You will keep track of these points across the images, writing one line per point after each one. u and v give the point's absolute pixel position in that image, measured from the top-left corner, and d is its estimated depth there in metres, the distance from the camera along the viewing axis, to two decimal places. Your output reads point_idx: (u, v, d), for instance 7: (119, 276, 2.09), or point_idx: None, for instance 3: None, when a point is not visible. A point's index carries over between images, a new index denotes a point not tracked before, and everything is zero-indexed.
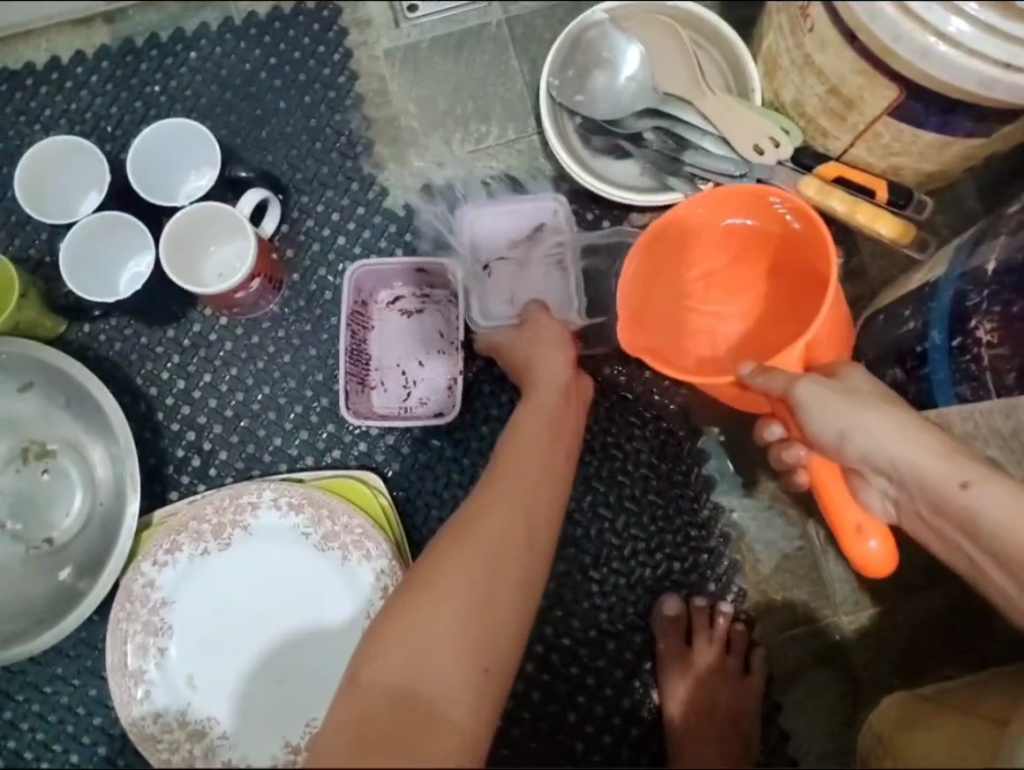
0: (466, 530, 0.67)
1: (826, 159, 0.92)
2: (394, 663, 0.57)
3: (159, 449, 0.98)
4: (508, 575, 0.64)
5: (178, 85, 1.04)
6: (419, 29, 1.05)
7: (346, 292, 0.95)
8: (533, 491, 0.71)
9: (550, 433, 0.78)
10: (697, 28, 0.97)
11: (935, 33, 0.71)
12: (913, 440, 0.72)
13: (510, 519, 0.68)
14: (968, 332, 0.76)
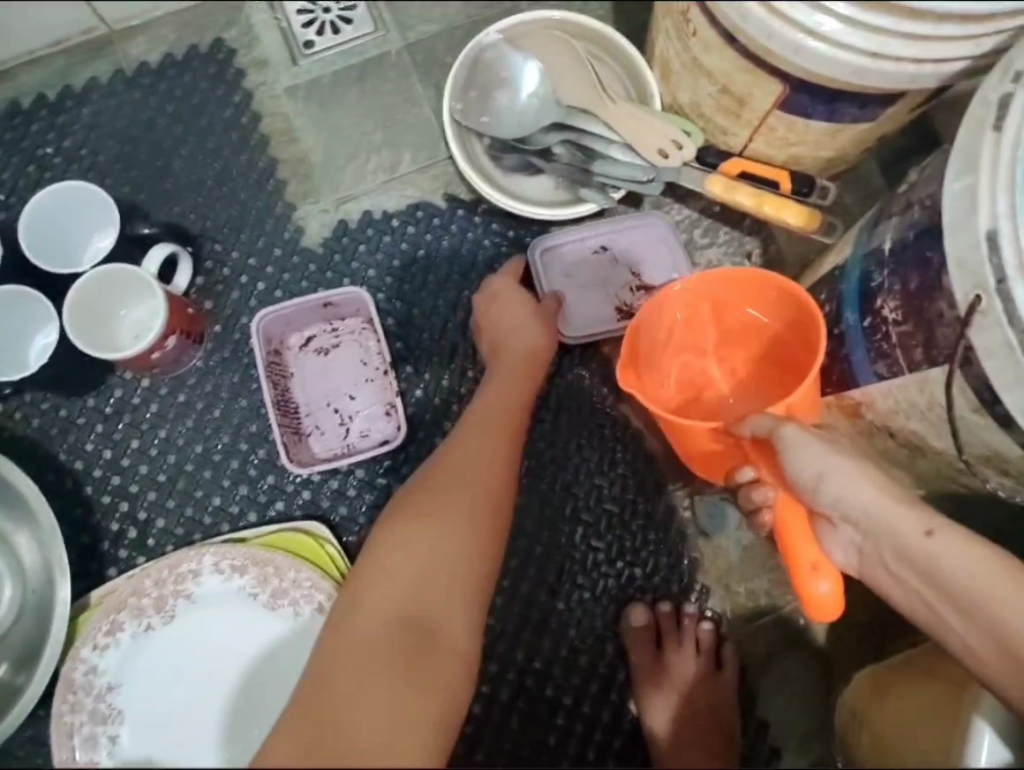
0: (452, 477, 0.71)
1: (729, 155, 0.93)
2: (400, 590, 0.60)
3: (93, 525, 0.94)
4: (493, 511, 0.69)
5: (73, 143, 1.00)
6: (319, 64, 1.04)
7: (256, 344, 0.92)
8: (505, 447, 0.76)
9: (513, 398, 0.83)
10: (590, 41, 0.98)
11: (804, 31, 0.73)
12: (883, 491, 0.74)
13: (486, 466, 0.73)
14: (876, 311, 0.77)
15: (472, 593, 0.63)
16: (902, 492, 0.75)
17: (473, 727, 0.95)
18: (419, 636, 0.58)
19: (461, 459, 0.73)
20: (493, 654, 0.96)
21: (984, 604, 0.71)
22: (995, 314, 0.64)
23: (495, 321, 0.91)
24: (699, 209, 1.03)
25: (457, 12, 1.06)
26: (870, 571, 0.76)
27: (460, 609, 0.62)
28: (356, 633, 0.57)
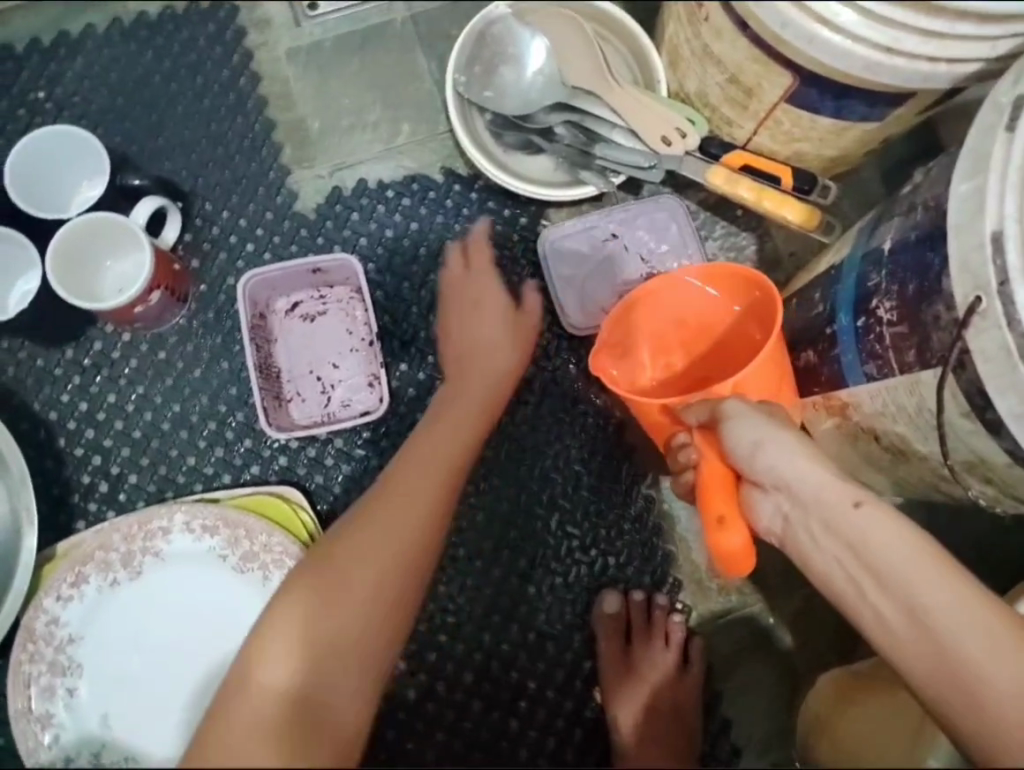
0: (383, 514, 0.65)
1: (732, 146, 0.92)
2: (297, 664, 0.56)
3: (63, 476, 0.92)
4: (414, 562, 0.63)
5: (65, 91, 0.98)
6: (321, 28, 1.02)
7: (241, 306, 0.91)
8: (445, 481, 0.70)
9: (465, 420, 0.76)
10: (601, 24, 0.97)
11: (821, 20, 0.72)
12: (820, 464, 0.73)
13: (418, 502, 0.66)
14: (870, 312, 0.77)
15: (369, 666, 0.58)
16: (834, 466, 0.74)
17: (435, 706, 0.95)
18: (307, 721, 0.53)
19: (397, 489, 0.68)
20: (460, 635, 0.96)
21: (907, 587, 0.68)
22: (994, 317, 0.64)
23: (461, 329, 0.84)
24: (698, 202, 1.02)
25: None
26: (797, 541, 0.74)
27: (354, 690, 0.57)
28: (243, 716, 0.52)
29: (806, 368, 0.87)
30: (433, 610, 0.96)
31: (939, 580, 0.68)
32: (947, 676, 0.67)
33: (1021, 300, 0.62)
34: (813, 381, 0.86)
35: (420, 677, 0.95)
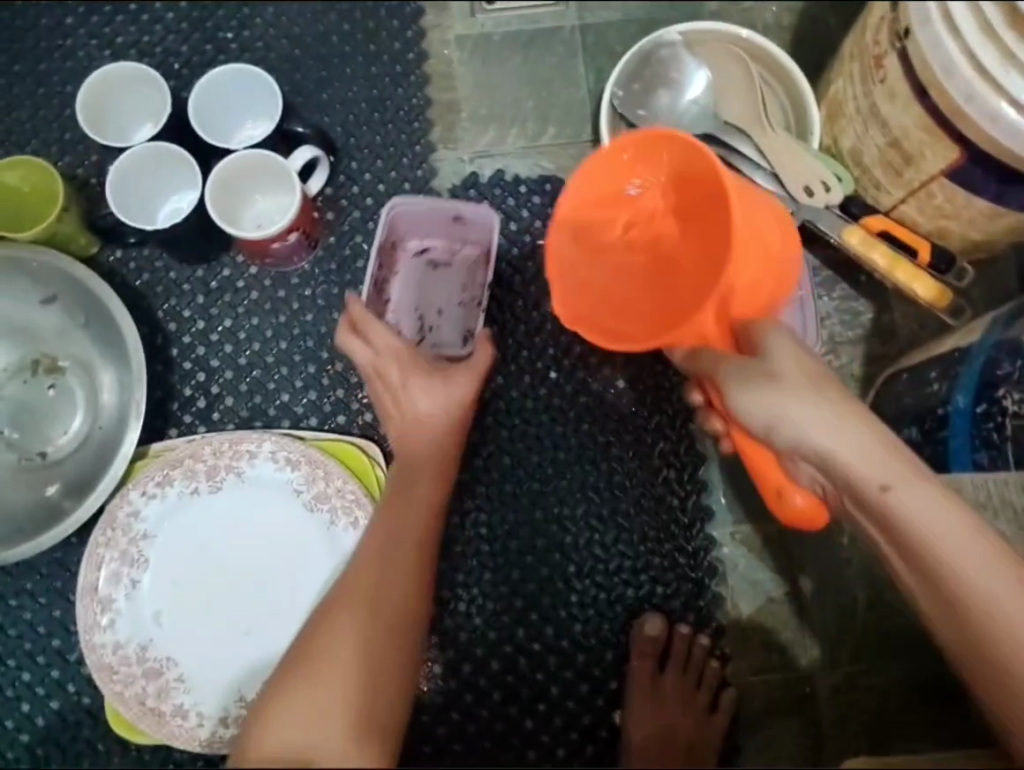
0: (360, 603, 0.65)
1: (874, 211, 0.91)
2: (295, 731, 0.55)
3: (167, 384, 0.98)
4: (396, 633, 0.65)
5: (251, 35, 1.05)
6: (494, 21, 1.07)
7: (380, 229, 0.95)
8: (412, 555, 0.72)
9: (422, 491, 0.78)
10: (765, 65, 0.97)
11: (1008, 99, 0.70)
12: (842, 429, 0.64)
13: (397, 593, 0.67)
14: (994, 400, 0.79)
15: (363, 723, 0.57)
16: (867, 428, 0.64)
17: (456, 686, 0.96)
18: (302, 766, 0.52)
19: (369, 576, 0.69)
20: (495, 624, 0.97)
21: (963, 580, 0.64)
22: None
23: (405, 405, 0.83)
24: (822, 258, 1.01)
25: (640, 6, 1.07)
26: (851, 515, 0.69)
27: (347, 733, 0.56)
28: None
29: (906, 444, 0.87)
30: (475, 594, 0.98)
31: (983, 557, 0.63)
32: (1002, 666, 0.65)
33: None
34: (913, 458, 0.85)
35: (448, 655, 0.97)
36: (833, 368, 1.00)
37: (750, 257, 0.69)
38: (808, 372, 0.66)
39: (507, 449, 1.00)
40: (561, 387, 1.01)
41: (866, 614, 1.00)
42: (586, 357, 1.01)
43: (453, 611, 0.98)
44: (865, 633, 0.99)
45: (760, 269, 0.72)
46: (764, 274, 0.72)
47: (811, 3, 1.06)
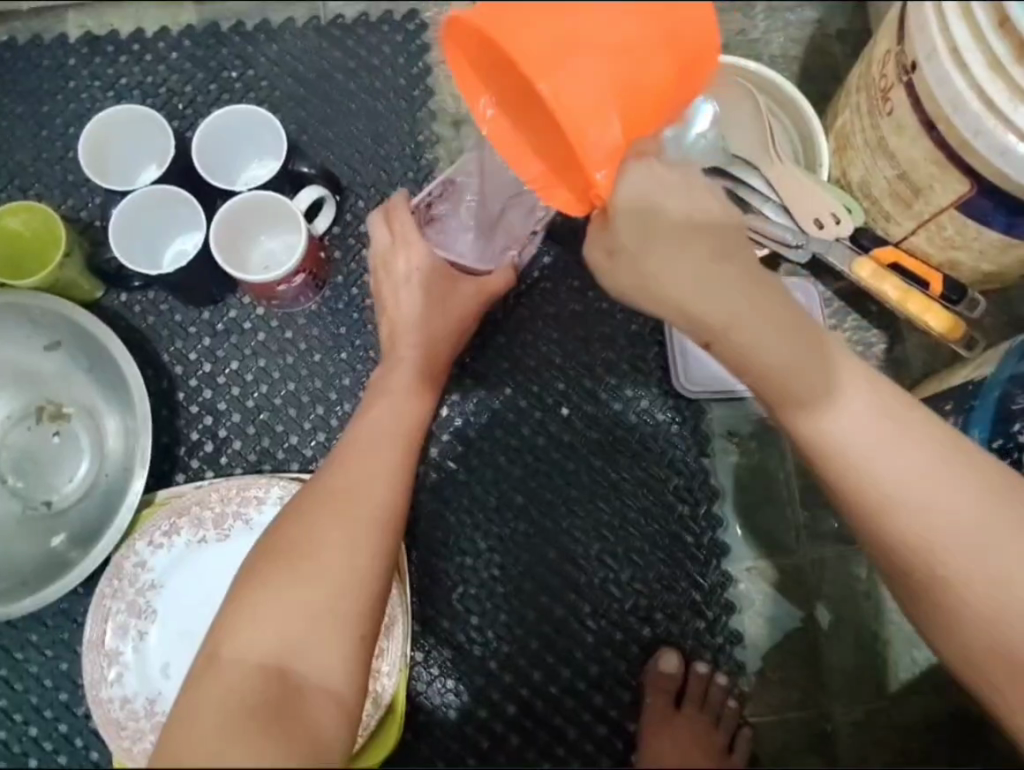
0: (333, 506, 0.68)
1: (885, 242, 0.89)
2: (268, 631, 0.59)
3: (174, 429, 0.97)
4: (377, 530, 0.68)
5: (255, 73, 1.05)
6: None
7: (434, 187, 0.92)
8: (387, 463, 0.74)
9: (397, 410, 0.80)
10: (773, 96, 0.96)
11: (1016, 132, 0.68)
12: (667, 281, 0.61)
13: (370, 487, 0.71)
14: (1011, 436, 0.79)
15: (345, 618, 0.61)
16: (695, 272, 0.61)
17: (471, 730, 0.95)
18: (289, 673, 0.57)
19: (346, 481, 0.71)
20: (511, 666, 0.96)
21: (872, 453, 0.64)
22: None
23: (396, 314, 0.87)
24: (833, 289, 1.00)
25: None
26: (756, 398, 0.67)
27: (336, 630, 0.60)
28: (213, 691, 0.55)
29: None
30: (489, 636, 0.96)
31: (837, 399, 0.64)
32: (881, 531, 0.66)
33: None
34: None
35: (462, 698, 0.95)
36: None
37: (591, 126, 0.53)
38: (654, 217, 0.60)
39: (519, 487, 0.99)
40: (571, 423, 1.00)
41: (886, 648, 0.98)
42: (597, 391, 1.00)
43: (467, 652, 0.96)
44: (885, 669, 0.98)
45: (634, 103, 0.53)
46: (640, 99, 0.53)
47: (816, 34, 1.07)
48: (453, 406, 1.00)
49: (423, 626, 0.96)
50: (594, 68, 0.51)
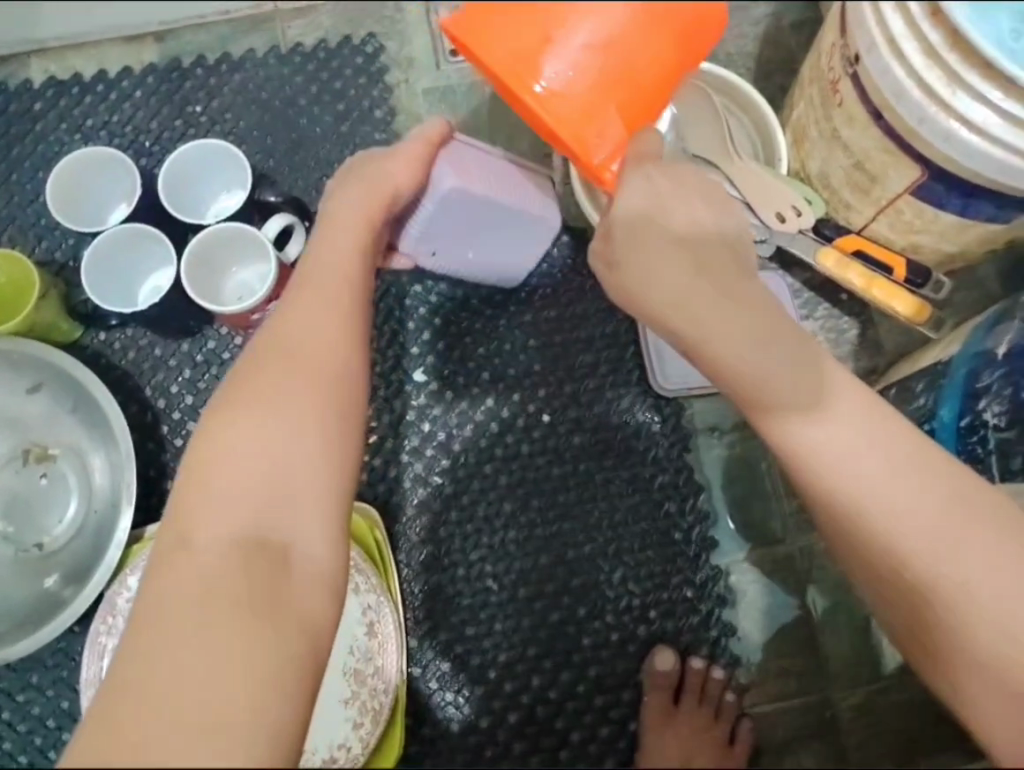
0: (286, 360, 0.60)
1: (847, 231, 0.91)
2: (238, 509, 0.53)
3: (160, 463, 0.98)
4: (342, 393, 0.60)
5: (219, 105, 1.06)
6: (459, 71, 1.09)
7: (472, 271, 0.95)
8: (343, 304, 0.65)
9: (348, 249, 0.70)
10: (729, 96, 0.98)
11: (959, 119, 0.69)
12: (642, 291, 0.68)
13: (326, 340, 0.62)
14: (977, 413, 0.80)
15: (321, 493, 0.56)
16: (664, 281, 0.67)
17: (475, 741, 0.95)
18: (273, 550, 0.52)
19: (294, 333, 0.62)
20: (510, 674, 0.96)
21: (837, 461, 0.64)
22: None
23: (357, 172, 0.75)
24: (803, 280, 1.01)
25: None
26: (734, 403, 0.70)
27: (315, 519, 0.55)
28: (181, 580, 0.49)
29: None
30: (486, 647, 0.97)
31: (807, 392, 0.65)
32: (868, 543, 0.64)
33: None
34: None
35: (463, 709, 0.96)
36: None
37: (589, 129, 0.60)
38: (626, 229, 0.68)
39: (506, 496, 0.99)
40: (554, 428, 1.01)
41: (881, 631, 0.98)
42: (577, 395, 1.01)
43: (466, 663, 0.96)
44: (883, 649, 0.98)
45: (628, 100, 0.59)
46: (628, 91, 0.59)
47: (769, 28, 1.08)
48: (436, 420, 1.01)
49: (420, 640, 0.97)
50: (586, 69, 0.56)
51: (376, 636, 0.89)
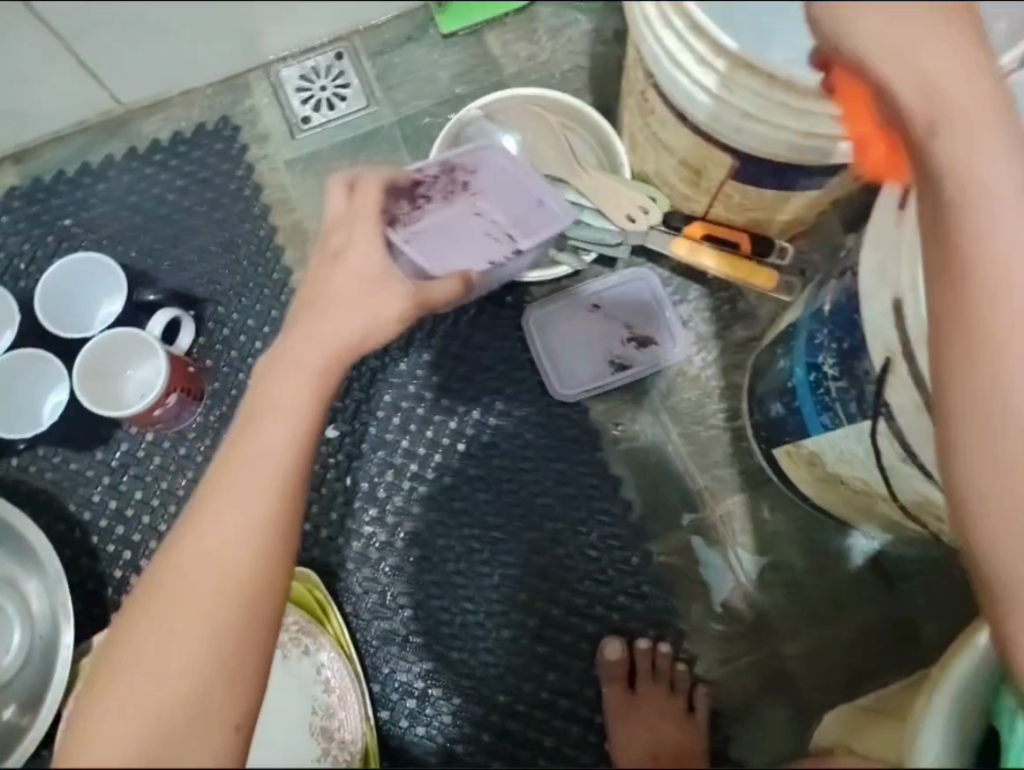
0: (207, 556, 0.58)
1: (693, 218, 0.99)
2: (124, 740, 0.53)
3: (98, 573, 0.99)
4: (250, 590, 0.58)
5: (89, 213, 1.09)
6: (317, 138, 1.13)
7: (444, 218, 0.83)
8: (272, 483, 0.60)
9: (300, 396, 0.64)
10: (569, 115, 1.04)
11: (739, 112, 0.75)
12: (964, 90, 0.50)
13: (251, 529, 0.59)
14: (818, 366, 0.79)
15: (211, 720, 0.55)
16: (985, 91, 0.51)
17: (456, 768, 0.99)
18: None
19: (212, 539, 0.58)
20: (475, 697, 1.00)
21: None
22: (902, 375, 0.67)
23: (332, 286, 0.69)
24: (670, 270, 1.08)
25: (445, 88, 1.14)
26: (947, 317, 0.58)
27: (207, 758, 0.55)
28: None
29: (777, 418, 0.91)
30: (447, 677, 1.00)
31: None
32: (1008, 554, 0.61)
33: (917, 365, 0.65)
34: (786, 430, 0.89)
35: (439, 741, 0.99)
36: (710, 360, 1.09)
37: None
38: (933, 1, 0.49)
39: (439, 531, 1.03)
40: (471, 456, 1.05)
41: (808, 574, 1.05)
42: (487, 419, 1.06)
43: (431, 696, 1.00)
44: (815, 591, 1.05)
45: None
46: None
47: (596, 41, 1.15)
48: (358, 473, 1.05)
49: (383, 685, 1.00)
50: None
51: (336, 691, 0.95)
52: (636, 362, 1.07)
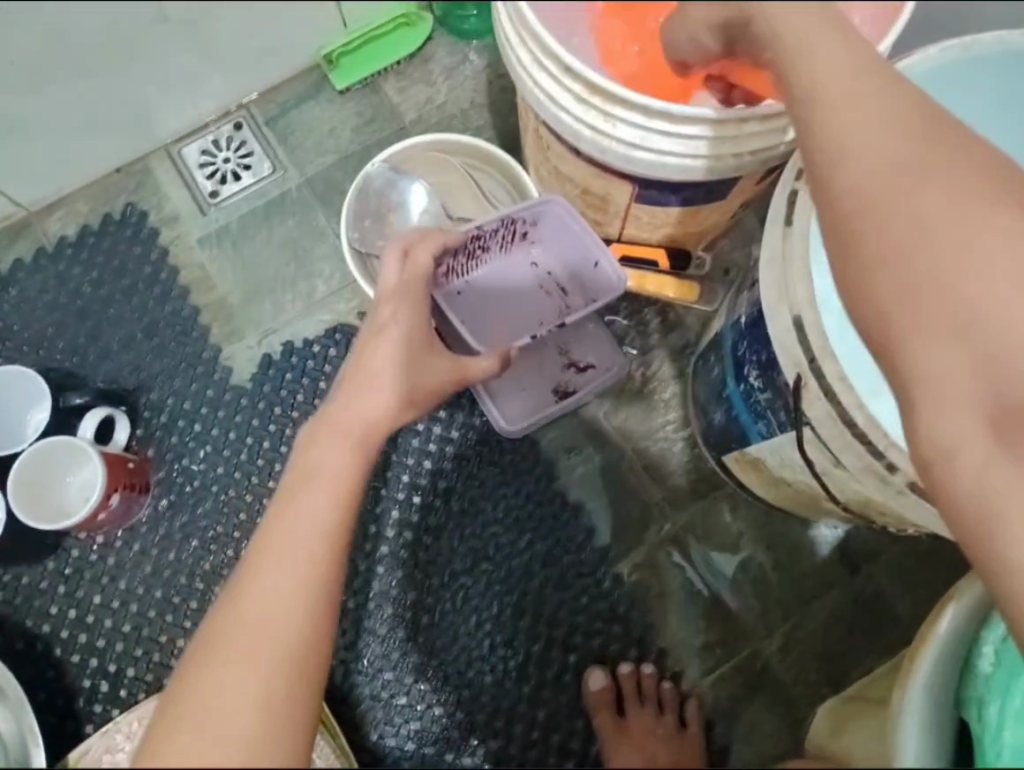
0: (262, 616, 0.55)
1: (609, 241, 0.99)
2: None
3: (65, 685, 0.97)
4: (305, 658, 0.54)
5: (4, 320, 1.06)
6: (227, 211, 1.12)
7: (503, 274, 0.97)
8: (327, 545, 0.59)
9: (347, 462, 0.64)
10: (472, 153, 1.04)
11: (623, 143, 0.76)
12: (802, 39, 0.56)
13: (306, 593, 0.56)
14: (745, 377, 0.81)
15: None
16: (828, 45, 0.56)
17: None
18: None
19: (265, 599, 0.55)
20: (467, 747, 0.99)
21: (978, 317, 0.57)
22: (814, 389, 0.69)
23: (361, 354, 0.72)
24: None
25: (349, 142, 1.14)
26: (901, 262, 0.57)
27: None
28: None
29: (720, 426, 0.92)
30: (435, 731, 0.99)
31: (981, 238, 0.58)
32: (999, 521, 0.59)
33: (831, 372, 0.67)
34: (731, 437, 0.90)
35: None
36: (650, 374, 1.10)
37: None
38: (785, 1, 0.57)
39: (406, 586, 1.03)
40: (429, 506, 1.05)
41: (776, 570, 1.06)
42: (439, 466, 1.06)
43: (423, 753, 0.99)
44: (785, 585, 1.06)
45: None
46: None
47: (492, 74, 1.16)
48: None
49: (374, 751, 0.99)
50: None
51: None
52: (581, 386, 1.05)
